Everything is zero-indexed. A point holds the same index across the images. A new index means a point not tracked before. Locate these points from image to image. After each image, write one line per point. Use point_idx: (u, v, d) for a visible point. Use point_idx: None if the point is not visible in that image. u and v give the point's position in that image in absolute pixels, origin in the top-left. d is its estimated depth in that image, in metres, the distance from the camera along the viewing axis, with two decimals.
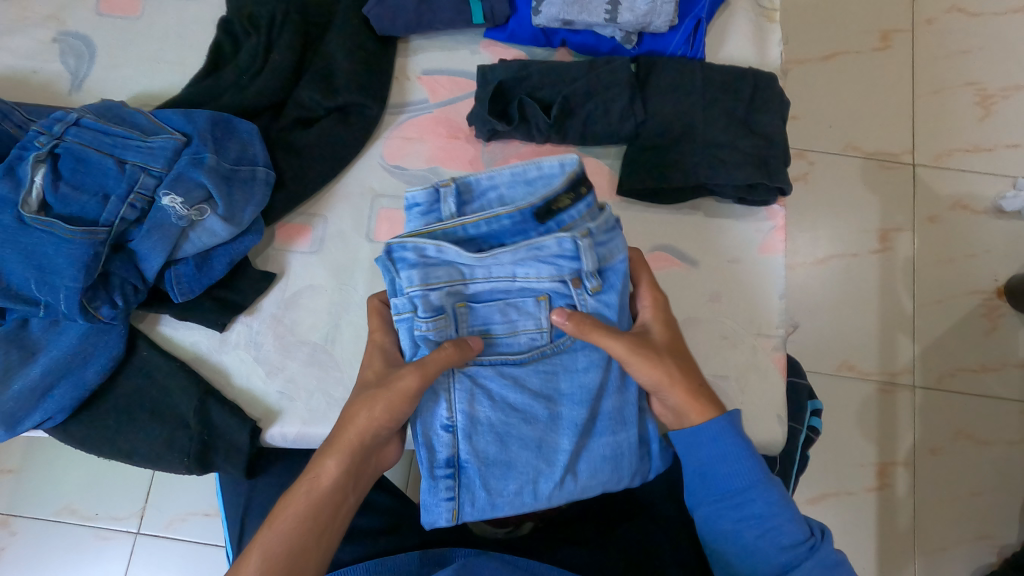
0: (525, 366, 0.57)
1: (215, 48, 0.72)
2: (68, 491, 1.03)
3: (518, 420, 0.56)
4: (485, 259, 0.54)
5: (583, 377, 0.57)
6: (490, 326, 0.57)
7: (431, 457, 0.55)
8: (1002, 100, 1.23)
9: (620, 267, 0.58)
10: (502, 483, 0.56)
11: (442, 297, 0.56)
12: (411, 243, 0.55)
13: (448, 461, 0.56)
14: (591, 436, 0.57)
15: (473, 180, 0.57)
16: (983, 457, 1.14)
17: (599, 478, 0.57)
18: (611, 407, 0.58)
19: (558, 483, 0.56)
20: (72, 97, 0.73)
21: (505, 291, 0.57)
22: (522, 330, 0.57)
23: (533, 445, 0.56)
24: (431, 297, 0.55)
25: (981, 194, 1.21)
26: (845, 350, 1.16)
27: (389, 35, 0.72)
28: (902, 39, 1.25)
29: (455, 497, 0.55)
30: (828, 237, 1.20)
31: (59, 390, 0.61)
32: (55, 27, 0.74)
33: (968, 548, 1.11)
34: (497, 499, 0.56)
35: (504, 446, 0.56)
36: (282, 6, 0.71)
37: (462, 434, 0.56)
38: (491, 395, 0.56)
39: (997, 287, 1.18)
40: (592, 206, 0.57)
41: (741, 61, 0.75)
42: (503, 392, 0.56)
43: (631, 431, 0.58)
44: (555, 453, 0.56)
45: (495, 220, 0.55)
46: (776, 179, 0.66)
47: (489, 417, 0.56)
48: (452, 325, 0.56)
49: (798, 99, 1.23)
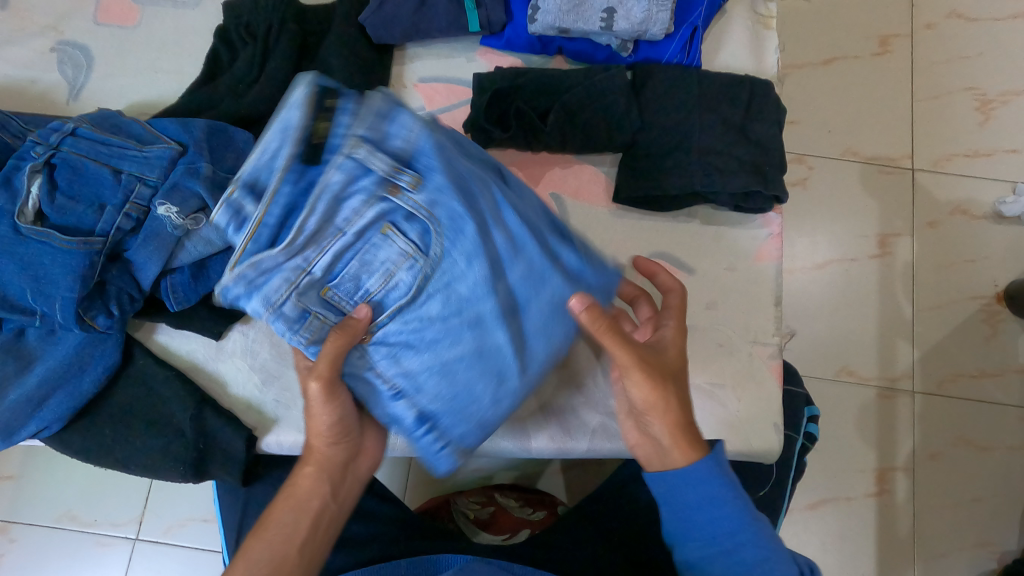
0: (405, 302, 0.52)
1: (212, 57, 0.72)
2: (66, 497, 1.03)
3: (439, 348, 0.53)
4: (292, 245, 0.49)
5: (475, 276, 0.51)
6: (363, 282, 0.53)
7: (400, 426, 0.56)
8: (1001, 106, 1.23)
9: (415, 134, 0.50)
10: (475, 405, 0.55)
11: (297, 304, 0.52)
12: (228, 280, 0.49)
13: (417, 419, 0.55)
14: (524, 313, 0.54)
15: (247, 173, 0.50)
16: (983, 463, 1.13)
17: (553, 333, 0.55)
18: (519, 275, 0.52)
19: (522, 369, 0.54)
20: (70, 106, 0.74)
21: (349, 249, 0.52)
22: (395, 271, 0.52)
23: (473, 357, 0.53)
24: (287, 311, 0.51)
25: (981, 200, 1.20)
26: (844, 356, 1.16)
27: (386, 43, 0.72)
28: (900, 44, 1.25)
29: (444, 441, 0.56)
30: (827, 242, 1.20)
31: (56, 400, 0.61)
32: (53, 37, 0.75)
33: (968, 554, 1.11)
34: (483, 418, 0.56)
35: (447, 375, 0.53)
36: (278, 15, 0.71)
37: (407, 392, 0.55)
38: (395, 344, 0.54)
39: (997, 293, 1.18)
40: (355, 110, 0.50)
41: (738, 68, 0.75)
42: (404, 334, 0.53)
43: (551, 289, 0.54)
44: (499, 350, 0.53)
45: (277, 197, 0.48)
46: (771, 187, 0.66)
47: (422, 359, 0.53)
48: (331, 313, 0.53)
49: (797, 104, 1.23)
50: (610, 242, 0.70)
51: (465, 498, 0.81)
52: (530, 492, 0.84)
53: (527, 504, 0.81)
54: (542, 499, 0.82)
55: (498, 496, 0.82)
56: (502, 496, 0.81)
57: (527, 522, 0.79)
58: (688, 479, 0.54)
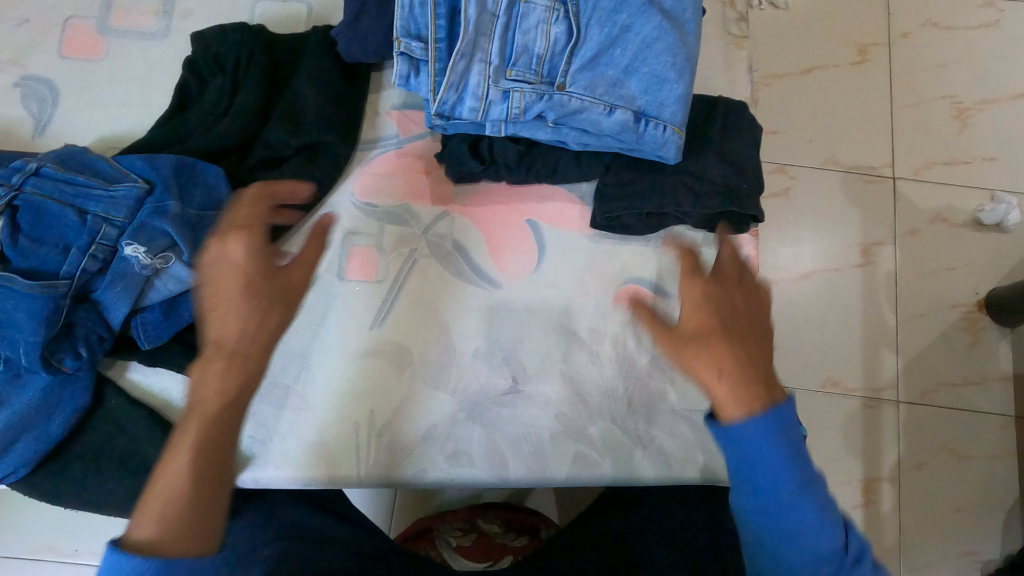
0: (561, 27, 0.62)
1: (181, 87, 0.71)
2: (44, 529, 1.01)
3: (603, 35, 0.62)
4: (472, 26, 0.61)
5: (609, 29, 0.62)
6: (531, 47, 0.62)
7: (600, 131, 0.64)
8: (978, 114, 1.24)
9: None
10: (658, 128, 0.64)
11: (498, 81, 0.62)
12: (444, 93, 0.62)
13: (611, 104, 0.63)
14: (635, 32, 0.63)
15: (412, 80, 0.63)
16: (968, 472, 1.14)
17: (670, 59, 0.63)
18: (638, 32, 0.63)
19: (675, 94, 0.63)
20: (36, 142, 0.72)
21: (506, 12, 0.62)
22: (548, 29, 0.62)
23: (635, 135, 0.64)
24: (477, 83, 0.62)
25: (960, 208, 1.21)
26: (829, 366, 1.16)
27: (355, 58, 0.70)
28: (878, 54, 1.26)
29: (657, 119, 0.63)
30: (810, 253, 1.20)
31: (24, 444, 0.60)
32: (17, 72, 0.73)
33: (954, 563, 1.11)
34: (670, 145, 0.64)
35: (634, 61, 0.63)
36: (247, 46, 0.70)
37: (608, 125, 0.63)
38: (572, 70, 0.62)
39: (978, 300, 1.19)
40: None
41: (713, 90, 0.75)
42: (571, 80, 0.62)
43: (654, 19, 0.63)
44: (652, 73, 0.63)
45: (441, 14, 0.61)
46: (747, 207, 0.67)
47: (600, 106, 0.62)
48: (519, 101, 0.62)
49: (777, 116, 1.23)
50: (585, 271, 0.70)
51: (447, 523, 0.82)
52: (513, 514, 0.84)
53: (509, 529, 0.82)
54: (525, 523, 0.83)
55: (481, 521, 0.82)
56: (484, 522, 0.82)
57: (511, 548, 0.78)
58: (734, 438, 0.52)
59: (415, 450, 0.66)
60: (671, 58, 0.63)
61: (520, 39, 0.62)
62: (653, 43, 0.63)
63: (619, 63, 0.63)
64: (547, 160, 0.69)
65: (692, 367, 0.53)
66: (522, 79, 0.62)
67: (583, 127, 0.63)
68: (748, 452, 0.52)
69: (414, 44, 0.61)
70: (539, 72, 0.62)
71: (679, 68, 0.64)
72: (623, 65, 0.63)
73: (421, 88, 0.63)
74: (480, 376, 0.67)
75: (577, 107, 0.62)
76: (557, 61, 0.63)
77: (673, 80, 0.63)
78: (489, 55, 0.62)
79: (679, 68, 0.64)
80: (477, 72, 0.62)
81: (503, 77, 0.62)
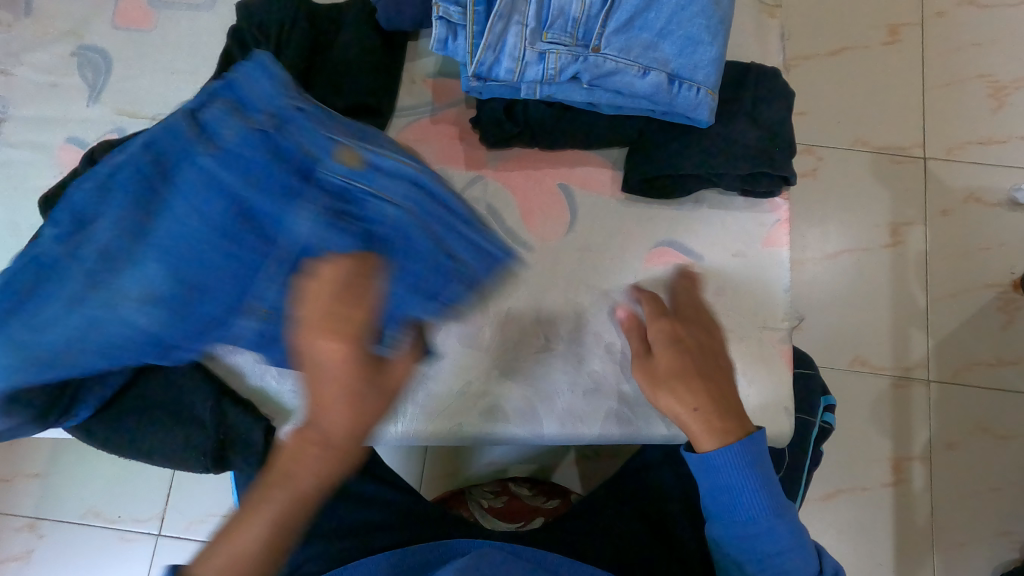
0: None
1: (224, 56, 0.74)
2: (90, 495, 1.05)
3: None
4: None
5: None
6: (567, 11, 0.63)
7: (634, 94, 0.64)
8: (1015, 92, 1.22)
9: None
10: (693, 90, 0.64)
11: (534, 44, 0.64)
12: (481, 55, 0.63)
13: (646, 65, 0.63)
14: None
15: (450, 43, 0.65)
16: (1001, 452, 1.12)
17: (704, 23, 0.64)
18: None
19: (710, 57, 0.64)
20: (90, 108, 0.77)
21: None
22: None
23: (670, 97, 0.64)
24: (513, 46, 0.64)
25: (995, 187, 1.19)
26: (858, 345, 1.15)
27: (395, 26, 0.72)
28: (910, 33, 1.24)
29: (691, 82, 0.64)
30: (838, 232, 1.19)
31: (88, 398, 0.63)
32: (75, 42, 0.78)
33: (987, 544, 1.09)
34: (705, 106, 0.64)
35: (670, 24, 0.64)
36: (290, 15, 0.73)
37: (643, 87, 0.63)
38: (607, 32, 0.63)
39: (1013, 280, 1.16)
40: None
41: (744, 55, 0.76)
42: (606, 42, 0.63)
43: None
44: (686, 35, 0.64)
45: None
46: (780, 167, 0.67)
47: (633, 68, 0.63)
48: (555, 65, 0.64)
49: (805, 94, 1.22)
50: (617, 234, 0.71)
51: (479, 488, 0.84)
52: (544, 483, 0.85)
53: (539, 493, 0.83)
54: (555, 489, 0.83)
55: (511, 485, 0.84)
56: (515, 485, 0.83)
57: (540, 510, 0.80)
58: (719, 462, 0.57)
59: (446, 411, 0.67)
60: (706, 21, 0.64)
61: (556, 2, 0.63)
62: (688, 7, 0.64)
63: (653, 26, 0.64)
64: (581, 124, 0.70)
65: (667, 405, 0.60)
66: (558, 41, 0.63)
67: (617, 89, 0.64)
68: (723, 478, 0.57)
69: (453, 8, 0.63)
70: (575, 35, 0.63)
71: (713, 30, 0.64)
72: (658, 27, 0.64)
73: (459, 52, 0.64)
74: (507, 334, 0.69)
75: (612, 68, 0.63)
76: (593, 24, 0.64)
77: (708, 42, 0.64)
78: (525, 18, 0.63)
79: (714, 31, 0.64)
80: (514, 34, 0.63)
81: (538, 40, 0.64)
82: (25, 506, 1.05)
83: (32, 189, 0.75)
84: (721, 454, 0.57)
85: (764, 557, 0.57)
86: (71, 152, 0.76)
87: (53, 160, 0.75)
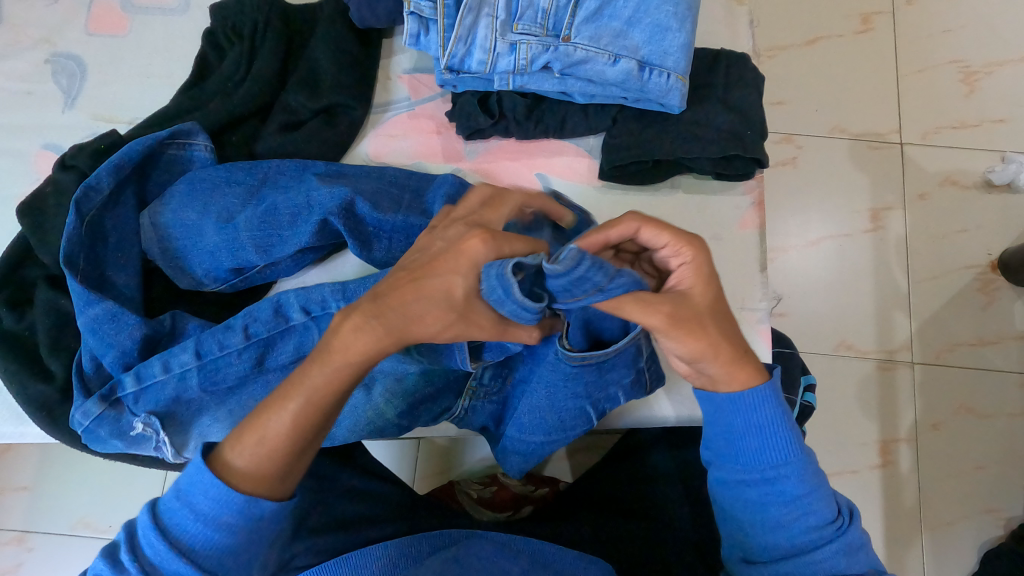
0: None
1: (201, 59, 0.76)
2: (78, 506, 1.03)
3: None
4: None
5: None
6: (536, 2, 0.64)
7: (607, 81, 0.65)
8: (986, 77, 1.24)
9: None
10: (664, 76, 0.65)
11: (505, 36, 0.65)
12: (451, 47, 0.64)
13: (617, 51, 0.64)
14: None
15: (422, 38, 0.66)
16: (985, 431, 1.14)
17: (673, 9, 0.65)
18: None
19: (680, 44, 0.65)
20: (66, 114, 0.76)
21: None
22: None
23: (640, 86, 0.65)
24: (483, 38, 0.65)
25: (970, 170, 1.21)
26: (842, 330, 1.17)
27: (369, 24, 0.73)
28: (883, 22, 1.26)
29: (663, 68, 0.65)
30: (820, 219, 1.20)
31: (167, 399, 0.61)
32: (48, 49, 0.78)
33: (975, 522, 1.11)
34: (675, 92, 0.65)
35: (639, 11, 0.64)
36: (264, 15, 0.74)
37: (614, 74, 0.64)
38: (575, 20, 0.64)
39: (991, 261, 1.18)
40: None
41: (714, 44, 0.77)
42: (574, 30, 0.64)
43: None
44: (656, 22, 0.64)
45: None
46: (752, 150, 0.68)
47: (603, 55, 0.64)
48: (526, 57, 0.65)
49: (783, 85, 1.24)
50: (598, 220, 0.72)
51: (468, 479, 0.84)
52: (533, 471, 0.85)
53: (530, 482, 0.83)
54: (545, 477, 0.84)
55: (502, 475, 0.84)
56: (504, 476, 0.83)
57: (529, 499, 0.81)
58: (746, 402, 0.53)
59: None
60: (676, 8, 0.65)
61: None
62: None
63: (621, 14, 0.65)
64: (557, 112, 0.71)
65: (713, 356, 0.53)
66: (528, 32, 0.64)
67: (588, 78, 0.66)
68: (733, 419, 0.54)
69: (423, 3, 0.64)
70: (545, 25, 0.64)
71: (684, 16, 0.65)
72: (626, 16, 0.65)
73: (431, 46, 0.66)
74: None
75: (582, 58, 0.64)
76: (562, 15, 0.64)
77: (676, 28, 0.65)
78: (495, 9, 0.64)
79: (685, 17, 0.65)
80: (484, 26, 0.64)
81: (509, 31, 0.65)
82: (15, 519, 1.04)
83: (9, 197, 0.74)
84: (710, 402, 0.55)
85: (773, 506, 0.52)
86: (47, 159, 0.75)
87: (30, 167, 0.75)
